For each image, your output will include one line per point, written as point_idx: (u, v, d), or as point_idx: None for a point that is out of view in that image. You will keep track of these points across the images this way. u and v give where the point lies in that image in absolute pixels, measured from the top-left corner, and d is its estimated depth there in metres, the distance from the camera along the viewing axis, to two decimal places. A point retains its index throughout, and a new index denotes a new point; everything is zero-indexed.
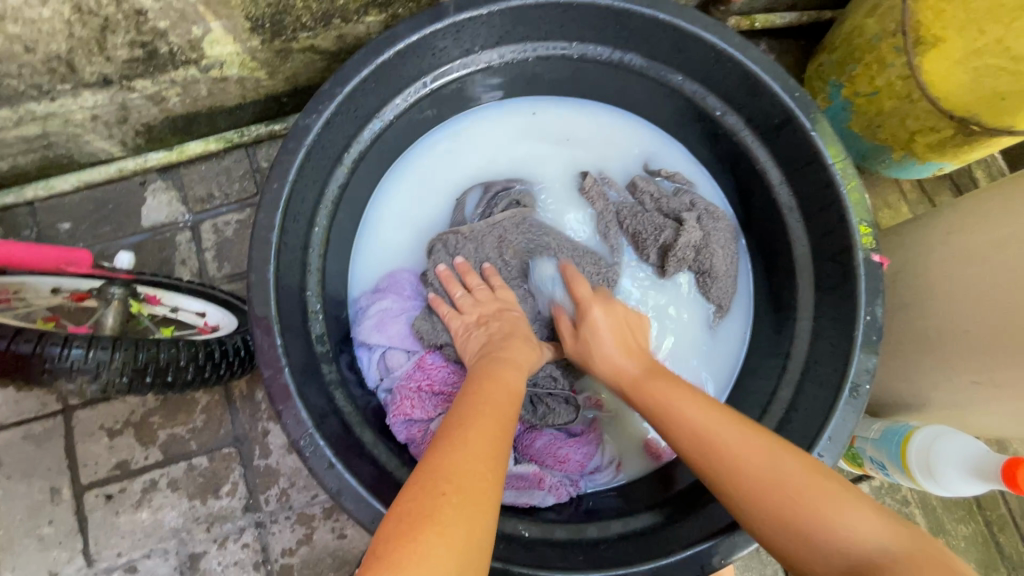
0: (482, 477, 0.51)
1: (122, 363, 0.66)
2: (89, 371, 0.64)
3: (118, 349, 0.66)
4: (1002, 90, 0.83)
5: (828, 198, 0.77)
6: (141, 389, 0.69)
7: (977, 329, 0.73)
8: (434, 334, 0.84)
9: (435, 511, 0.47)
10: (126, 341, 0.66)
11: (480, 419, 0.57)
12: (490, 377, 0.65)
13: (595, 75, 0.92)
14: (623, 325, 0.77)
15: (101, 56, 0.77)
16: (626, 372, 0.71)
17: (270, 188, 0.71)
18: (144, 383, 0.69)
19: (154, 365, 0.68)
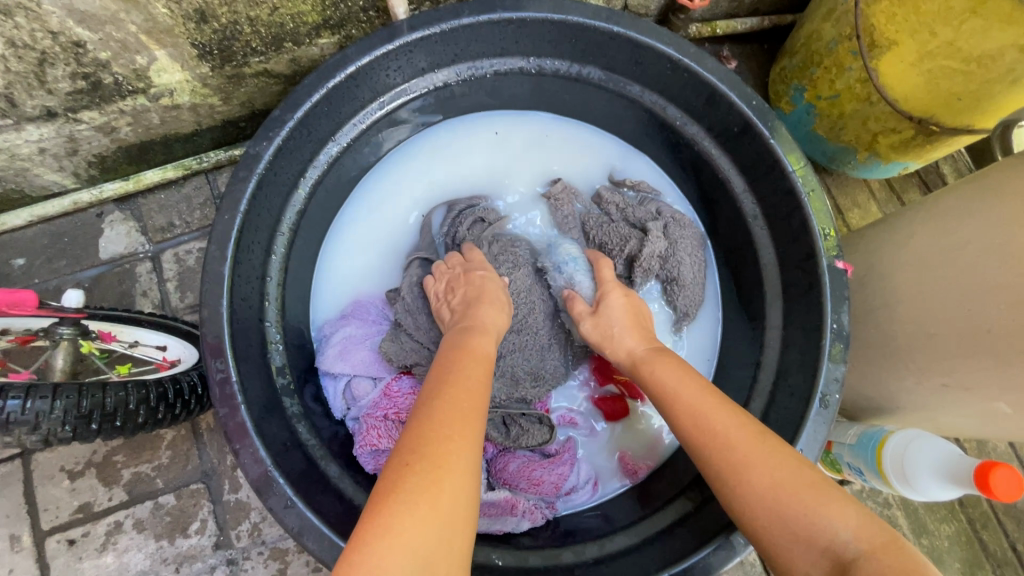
0: (467, 498, 0.47)
1: (64, 411, 0.63)
2: (28, 421, 0.61)
3: (59, 397, 0.63)
4: (956, 91, 0.83)
5: (791, 205, 0.76)
6: (90, 434, 0.66)
7: (942, 332, 0.72)
8: (403, 354, 0.82)
9: (403, 483, 0.46)
10: (68, 388, 0.63)
11: (463, 416, 0.53)
12: (467, 350, 0.63)
13: (556, 88, 0.91)
14: (638, 312, 0.78)
15: (42, 89, 0.75)
16: (636, 351, 0.72)
17: (220, 219, 0.69)
18: (92, 428, 0.66)
19: (101, 409, 0.65)
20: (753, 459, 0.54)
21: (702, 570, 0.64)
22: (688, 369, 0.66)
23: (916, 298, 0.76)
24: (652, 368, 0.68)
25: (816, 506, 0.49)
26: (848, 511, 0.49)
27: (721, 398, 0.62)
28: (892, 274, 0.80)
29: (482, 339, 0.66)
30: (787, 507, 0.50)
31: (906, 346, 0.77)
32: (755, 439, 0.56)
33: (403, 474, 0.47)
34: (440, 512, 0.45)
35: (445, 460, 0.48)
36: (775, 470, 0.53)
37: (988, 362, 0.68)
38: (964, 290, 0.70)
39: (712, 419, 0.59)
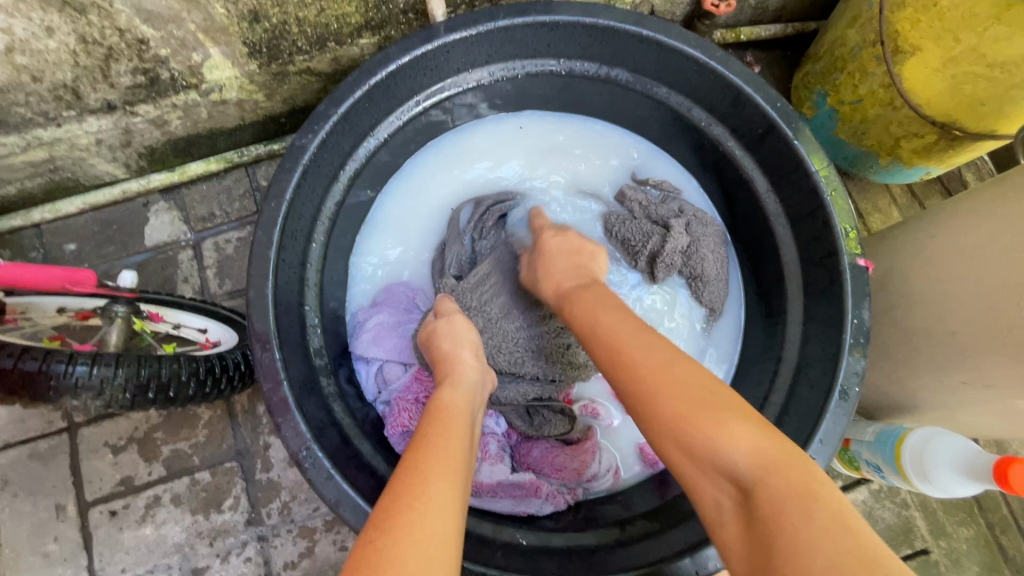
0: (448, 520, 0.49)
1: (125, 379, 0.68)
2: (93, 387, 0.66)
3: (120, 365, 0.68)
4: (980, 95, 0.85)
5: (813, 204, 0.78)
6: (144, 405, 0.71)
7: (963, 331, 0.74)
8: None
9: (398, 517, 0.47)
10: (128, 358, 0.68)
11: (438, 455, 0.55)
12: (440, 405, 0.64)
13: (584, 89, 0.94)
14: (574, 247, 0.79)
15: (105, 83, 0.80)
16: (564, 287, 0.74)
17: (268, 206, 0.73)
18: (147, 398, 0.70)
19: (156, 381, 0.70)
20: (664, 399, 0.53)
21: (722, 551, 0.66)
22: (622, 306, 0.66)
23: (938, 297, 0.77)
24: (580, 300, 0.69)
25: (721, 434, 0.49)
26: (745, 433, 0.49)
27: (649, 331, 0.62)
28: (913, 272, 0.82)
29: (455, 391, 0.67)
30: (696, 441, 0.50)
31: (927, 344, 0.79)
32: (674, 368, 0.56)
33: (397, 509, 0.48)
34: (424, 535, 0.46)
35: (427, 492, 0.50)
36: (695, 397, 0.53)
37: (1009, 359, 0.69)
38: (985, 289, 0.71)
39: (636, 355, 0.59)
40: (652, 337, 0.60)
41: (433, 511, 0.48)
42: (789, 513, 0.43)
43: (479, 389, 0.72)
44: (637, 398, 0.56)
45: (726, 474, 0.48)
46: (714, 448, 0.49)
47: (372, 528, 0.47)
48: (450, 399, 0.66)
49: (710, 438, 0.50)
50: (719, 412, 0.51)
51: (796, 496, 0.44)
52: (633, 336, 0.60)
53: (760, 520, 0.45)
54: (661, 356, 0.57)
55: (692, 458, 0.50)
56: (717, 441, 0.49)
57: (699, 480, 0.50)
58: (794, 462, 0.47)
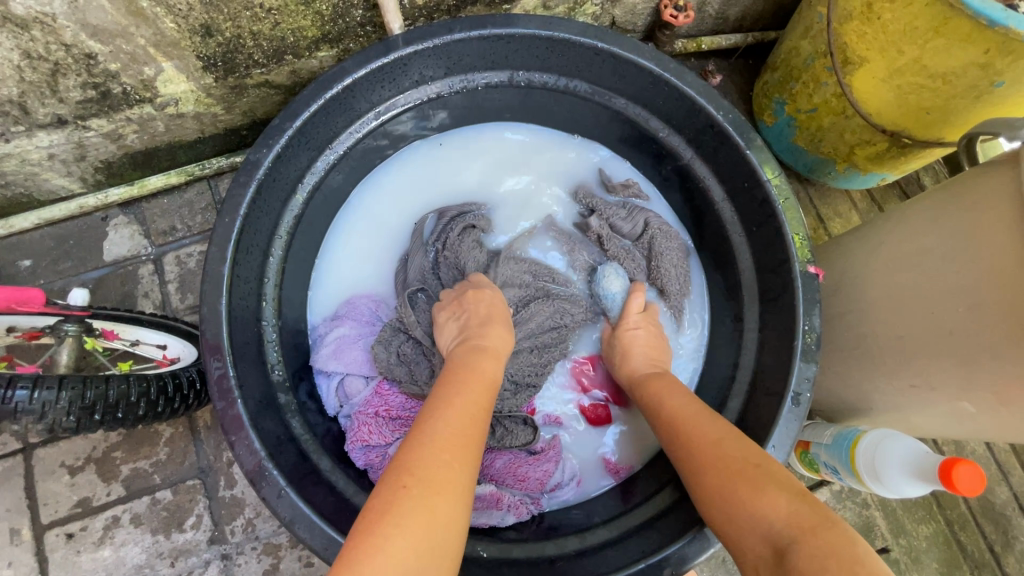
0: (457, 490, 0.53)
1: (68, 402, 0.66)
2: (35, 411, 0.65)
3: (64, 388, 0.66)
4: (924, 105, 0.87)
5: (766, 213, 0.80)
6: (91, 426, 0.69)
7: (909, 335, 0.76)
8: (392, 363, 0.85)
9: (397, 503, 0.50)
10: (72, 380, 0.67)
11: (452, 424, 0.59)
12: (467, 373, 0.67)
13: (545, 100, 0.95)
14: (653, 343, 0.85)
15: (53, 98, 0.79)
16: (636, 373, 0.81)
17: (221, 222, 0.72)
18: (95, 420, 0.69)
19: (105, 401, 0.68)
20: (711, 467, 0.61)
21: (677, 560, 0.67)
22: (690, 394, 0.73)
23: (886, 303, 0.79)
24: (649, 387, 0.77)
25: (759, 503, 0.54)
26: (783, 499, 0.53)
27: (709, 414, 0.68)
28: (863, 278, 0.83)
29: (493, 361, 0.71)
30: (737, 506, 0.56)
31: (878, 348, 0.81)
32: (723, 443, 0.62)
33: (390, 491, 0.51)
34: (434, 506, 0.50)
35: (430, 458, 0.54)
36: (739, 469, 0.58)
37: (952, 362, 0.71)
38: (927, 294, 0.73)
39: (691, 431, 0.66)
40: (707, 417, 0.67)
41: (427, 473, 0.53)
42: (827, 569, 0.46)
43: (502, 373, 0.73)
44: (689, 461, 0.63)
45: (769, 540, 0.52)
46: (755, 513, 0.54)
47: (365, 512, 0.50)
48: (491, 368, 0.69)
49: (745, 499, 0.55)
50: (784, 488, 0.55)
51: (827, 553, 0.47)
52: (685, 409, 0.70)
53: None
54: (711, 435, 0.64)
55: (738, 522, 0.55)
56: (755, 503, 0.54)
57: (741, 537, 0.54)
58: (822, 519, 0.51)
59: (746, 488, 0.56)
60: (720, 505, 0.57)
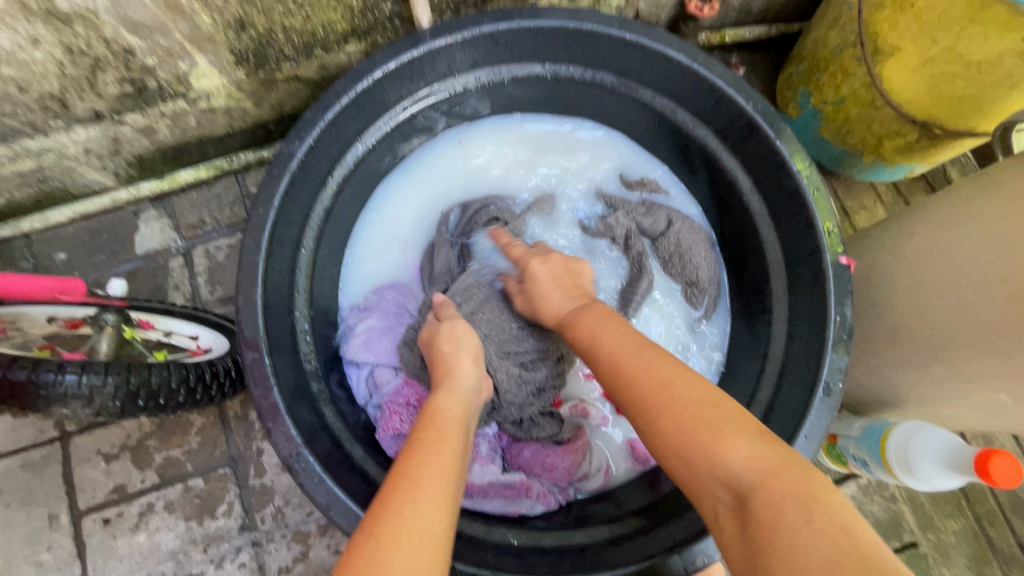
0: (430, 544, 0.49)
1: (116, 388, 0.68)
2: (84, 396, 0.66)
3: (110, 374, 0.68)
4: (958, 94, 0.86)
5: (796, 203, 0.80)
6: (135, 412, 0.72)
7: (943, 326, 0.75)
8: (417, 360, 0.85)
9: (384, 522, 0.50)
10: (118, 366, 0.68)
11: (434, 461, 0.57)
12: (431, 413, 0.65)
13: (571, 93, 0.95)
14: (563, 274, 0.81)
15: (92, 93, 0.81)
16: (565, 311, 0.76)
17: (256, 213, 0.73)
18: (137, 406, 0.71)
19: (146, 389, 0.70)
20: (665, 418, 0.57)
21: (710, 547, 0.66)
22: (620, 321, 0.70)
23: (917, 294, 0.78)
24: (580, 322, 0.72)
25: (716, 446, 0.52)
26: (741, 441, 0.52)
27: (646, 348, 0.65)
28: (893, 270, 0.83)
29: (450, 395, 0.69)
30: (694, 450, 0.54)
31: (909, 340, 0.80)
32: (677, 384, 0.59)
33: (381, 514, 0.51)
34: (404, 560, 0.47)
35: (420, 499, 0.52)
36: (697, 413, 0.56)
37: (987, 354, 0.71)
38: (962, 286, 0.72)
39: (632, 372, 0.62)
40: (651, 351, 0.64)
41: (423, 517, 0.51)
42: (785, 510, 0.46)
43: (478, 395, 0.73)
44: (641, 408, 0.59)
45: (727, 480, 0.51)
46: (712, 456, 0.52)
47: (356, 536, 0.49)
48: (446, 404, 0.67)
49: (706, 445, 0.53)
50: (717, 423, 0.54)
51: (784, 497, 0.47)
52: (616, 345, 0.66)
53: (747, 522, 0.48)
54: (660, 373, 0.60)
55: (697, 470, 0.53)
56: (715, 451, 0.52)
57: (698, 484, 0.53)
58: (793, 462, 0.50)
59: (705, 436, 0.53)
60: (681, 458, 0.54)
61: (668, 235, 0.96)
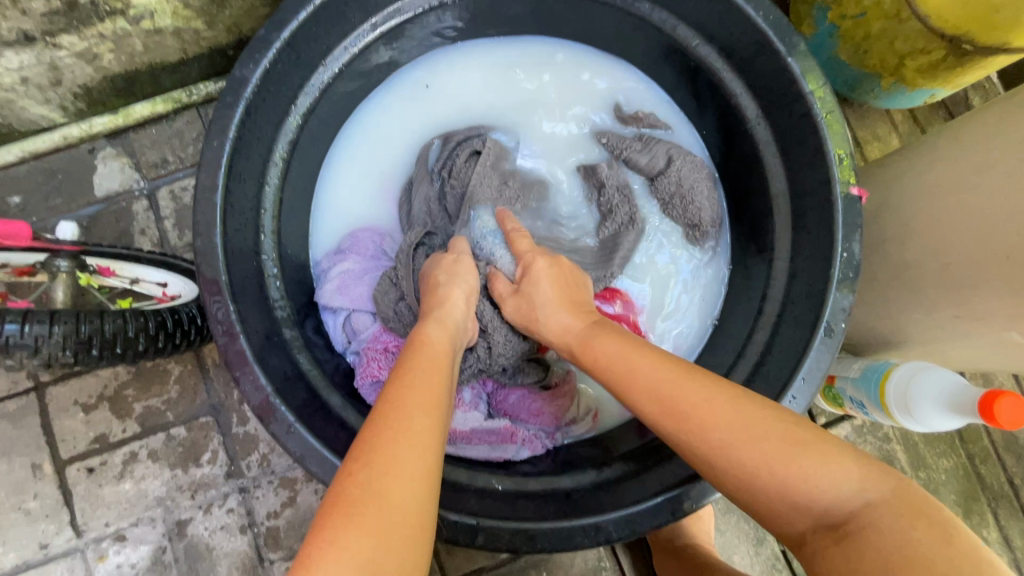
0: (417, 502, 0.47)
1: (64, 337, 0.64)
2: (29, 346, 0.63)
3: (56, 323, 0.64)
4: (995, 1, 0.77)
5: (806, 129, 0.72)
6: (91, 361, 0.68)
7: (956, 262, 0.70)
8: (393, 306, 0.80)
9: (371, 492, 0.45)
10: (64, 315, 0.65)
11: (422, 395, 0.54)
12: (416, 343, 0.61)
13: (560, 8, 0.86)
14: (567, 281, 0.73)
15: (15, 9, 0.71)
16: (574, 330, 0.67)
17: (210, 146, 0.66)
18: (93, 355, 0.67)
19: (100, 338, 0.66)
20: (742, 450, 0.51)
21: (698, 493, 0.64)
22: (657, 352, 0.60)
23: (930, 228, 0.73)
24: (598, 350, 0.63)
25: (810, 471, 0.48)
26: (839, 463, 0.48)
27: (682, 368, 0.58)
28: (906, 203, 0.76)
29: (440, 327, 0.65)
30: (784, 483, 0.49)
31: (918, 278, 0.75)
32: (738, 404, 0.53)
33: (360, 477, 0.46)
34: (390, 524, 0.44)
35: (407, 433, 0.50)
36: (760, 448, 0.50)
37: (1001, 290, 0.65)
38: (981, 219, 0.67)
39: (688, 404, 0.54)
40: (701, 380, 0.56)
41: (399, 481, 0.47)
42: (914, 535, 0.43)
43: (464, 331, 0.69)
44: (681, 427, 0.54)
45: (824, 513, 0.47)
46: (806, 486, 0.48)
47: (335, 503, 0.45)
48: (433, 334, 0.63)
49: (804, 472, 0.48)
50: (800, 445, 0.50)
51: (908, 522, 0.44)
52: (662, 375, 0.57)
53: (851, 554, 0.45)
54: (693, 400, 0.54)
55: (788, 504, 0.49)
56: (808, 474, 0.48)
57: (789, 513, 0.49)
58: (893, 483, 0.47)
59: (800, 461, 0.49)
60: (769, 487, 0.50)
61: (669, 174, 0.88)
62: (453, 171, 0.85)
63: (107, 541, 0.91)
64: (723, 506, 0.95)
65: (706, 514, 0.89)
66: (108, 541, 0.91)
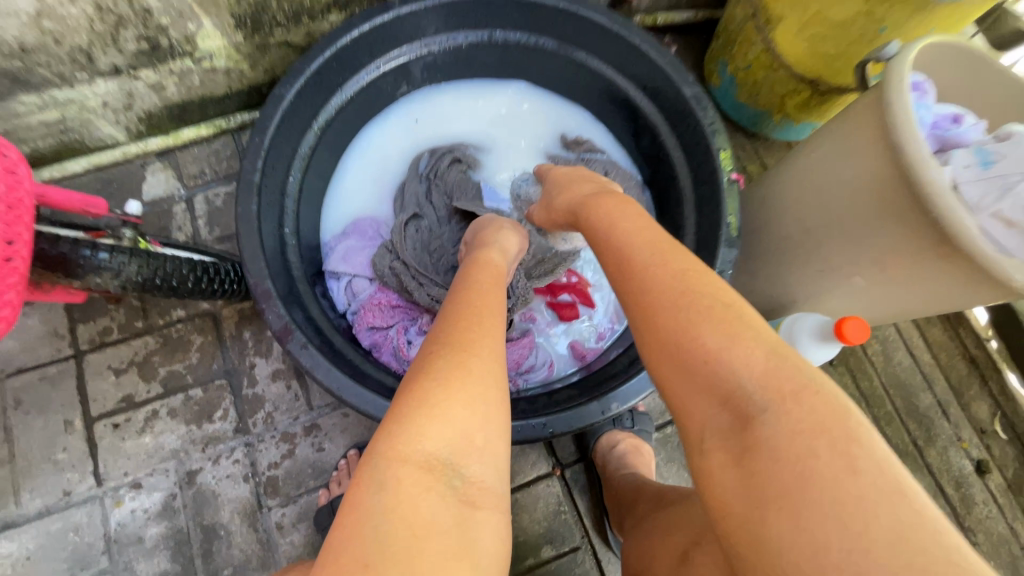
0: (493, 381, 0.54)
1: (140, 266, 0.80)
2: (114, 270, 0.77)
3: (135, 255, 0.80)
4: (831, 52, 1.05)
5: (697, 137, 0.98)
6: (150, 289, 0.84)
7: (815, 226, 0.92)
8: (387, 271, 1.01)
9: (445, 383, 0.52)
10: (140, 250, 0.80)
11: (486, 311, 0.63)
12: (479, 264, 0.75)
13: (520, 57, 1.13)
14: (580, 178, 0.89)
15: (114, 48, 0.96)
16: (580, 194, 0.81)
17: (253, 140, 0.89)
18: (154, 285, 0.84)
19: (163, 271, 0.83)
20: (680, 323, 0.50)
21: (623, 397, 0.82)
22: (641, 214, 0.66)
23: (795, 204, 0.96)
24: (602, 207, 0.72)
25: (729, 360, 0.47)
26: (760, 355, 0.46)
27: (674, 251, 0.57)
28: (780, 186, 1.00)
29: (500, 254, 0.80)
30: (696, 367, 0.48)
31: (794, 244, 0.97)
32: (688, 280, 0.53)
33: (433, 370, 0.53)
34: (469, 395, 0.51)
35: (477, 333, 0.58)
36: (713, 310, 0.50)
37: (845, 242, 0.88)
38: (826, 192, 0.89)
39: (646, 267, 0.56)
40: (671, 252, 0.57)
41: (478, 370, 0.54)
42: (815, 451, 0.41)
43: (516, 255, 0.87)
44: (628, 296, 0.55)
45: (731, 407, 0.46)
46: (723, 376, 0.46)
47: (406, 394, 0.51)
48: (492, 257, 0.78)
49: (715, 359, 0.47)
50: (740, 331, 0.48)
51: (810, 430, 0.42)
52: (637, 252, 0.58)
53: (749, 457, 0.43)
54: (677, 267, 0.55)
55: (698, 385, 0.48)
56: (722, 359, 0.47)
57: (691, 403, 0.48)
58: (809, 382, 0.45)
59: (725, 349, 0.47)
60: (686, 372, 0.48)
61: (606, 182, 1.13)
62: (438, 171, 1.11)
63: (124, 489, 1.03)
64: (665, 455, 1.11)
65: (647, 452, 1.04)
66: (125, 489, 1.03)
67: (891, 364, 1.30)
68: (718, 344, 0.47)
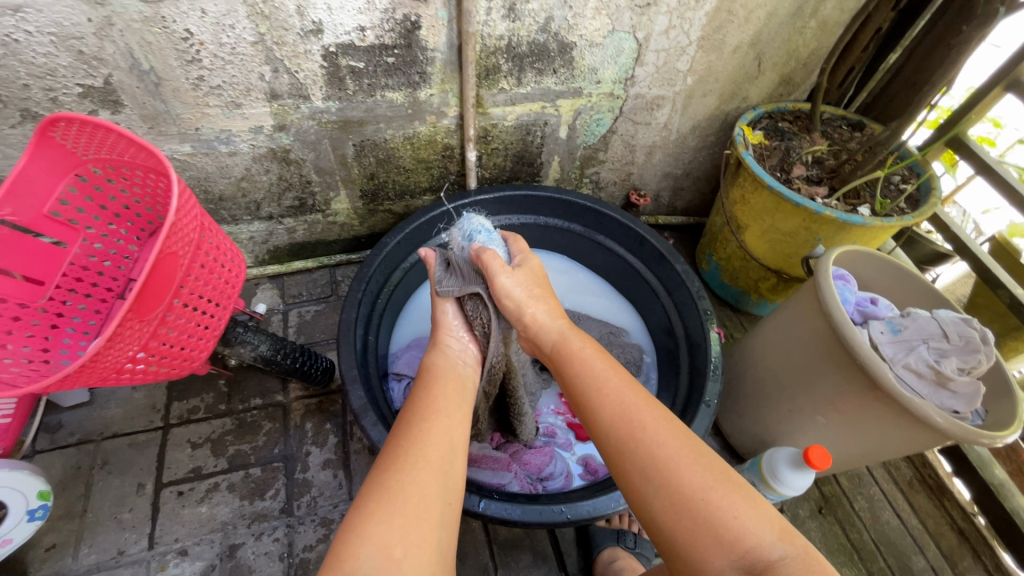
0: (420, 501, 0.68)
1: (270, 344, 1.12)
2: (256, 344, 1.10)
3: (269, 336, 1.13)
4: (786, 251, 1.42)
5: (687, 300, 1.30)
6: (273, 364, 1.15)
7: (780, 375, 1.18)
8: None
9: (382, 505, 0.67)
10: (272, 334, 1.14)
11: (433, 429, 0.79)
12: (439, 374, 0.93)
13: (556, 235, 1.54)
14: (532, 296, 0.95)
15: (276, 202, 1.38)
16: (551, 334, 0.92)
17: (362, 270, 1.23)
18: (275, 361, 1.14)
19: (283, 351, 1.15)
20: (689, 479, 0.67)
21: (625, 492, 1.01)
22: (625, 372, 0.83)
23: (763, 357, 1.23)
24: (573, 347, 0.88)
25: (739, 520, 0.63)
26: (751, 513, 0.64)
27: (662, 417, 0.75)
28: (751, 342, 1.28)
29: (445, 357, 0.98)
30: (713, 522, 0.64)
31: (767, 388, 1.22)
32: (678, 435, 0.72)
33: (379, 492, 0.68)
34: (401, 514, 0.66)
35: (420, 462, 0.73)
36: (712, 470, 0.68)
37: (804, 388, 1.13)
38: (785, 349, 1.16)
39: (643, 422, 0.74)
40: (666, 419, 0.75)
41: (409, 491, 0.69)
42: None
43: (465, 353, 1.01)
44: (631, 441, 0.73)
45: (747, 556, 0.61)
46: (733, 528, 0.63)
47: (360, 509, 0.67)
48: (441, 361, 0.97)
49: (727, 514, 0.64)
50: (738, 491, 0.66)
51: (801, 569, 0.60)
52: (634, 409, 0.76)
53: None
54: (670, 429, 0.73)
55: (715, 538, 0.63)
56: (731, 513, 0.64)
57: (709, 550, 0.63)
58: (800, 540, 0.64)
59: (726, 508, 0.64)
60: (706, 525, 0.64)
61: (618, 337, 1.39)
62: None
63: (171, 555, 1.13)
64: None
65: None
66: (172, 554, 1.13)
67: (881, 523, 1.38)
68: (728, 504, 0.65)
